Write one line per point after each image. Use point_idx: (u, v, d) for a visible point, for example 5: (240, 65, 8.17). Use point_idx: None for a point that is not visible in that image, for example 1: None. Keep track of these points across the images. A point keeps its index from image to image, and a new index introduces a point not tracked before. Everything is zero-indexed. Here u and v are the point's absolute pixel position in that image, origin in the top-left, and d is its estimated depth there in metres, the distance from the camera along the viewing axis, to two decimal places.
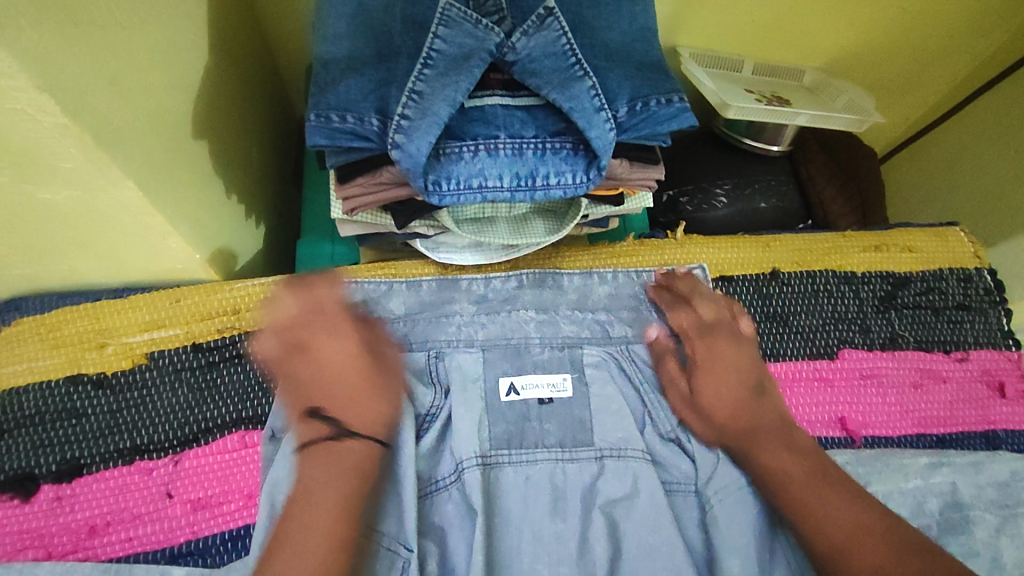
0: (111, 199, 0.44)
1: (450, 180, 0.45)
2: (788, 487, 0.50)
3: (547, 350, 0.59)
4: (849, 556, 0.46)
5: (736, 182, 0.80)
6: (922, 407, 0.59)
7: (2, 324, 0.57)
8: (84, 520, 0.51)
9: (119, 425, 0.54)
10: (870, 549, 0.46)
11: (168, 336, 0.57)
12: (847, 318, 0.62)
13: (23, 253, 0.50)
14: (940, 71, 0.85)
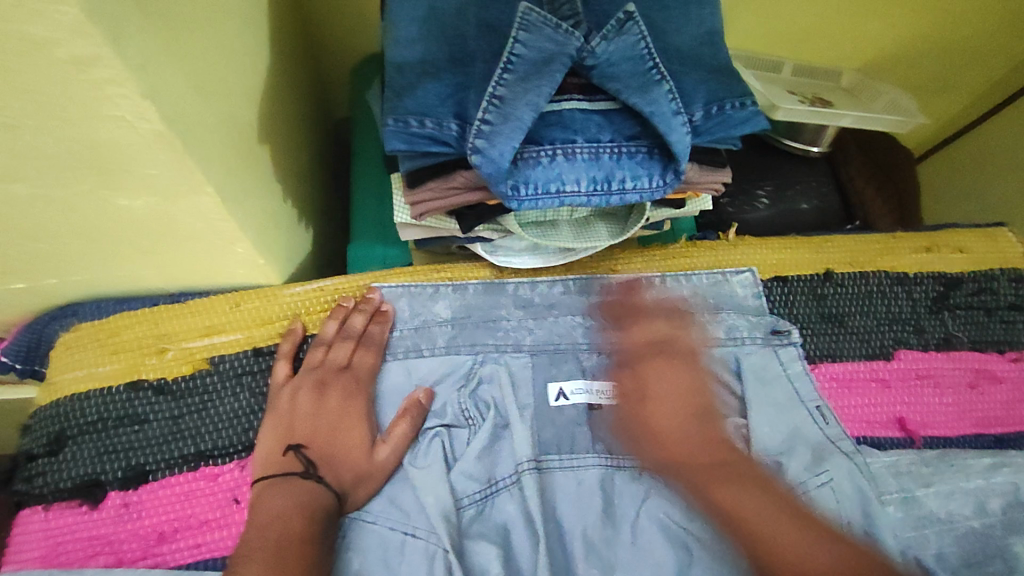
0: (188, 206, 0.43)
1: (528, 185, 0.44)
2: (772, 535, 0.48)
3: (595, 356, 0.59)
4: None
5: (777, 183, 0.81)
6: (978, 407, 0.60)
7: (61, 331, 0.55)
8: (152, 526, 0.49)
9: (182, 431, 0.52)
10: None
11: (228, 341, 0.55)
12: (902, 318, 0.62)
13: (89, 259, 0.49)
14: (977, 72, 0.85)
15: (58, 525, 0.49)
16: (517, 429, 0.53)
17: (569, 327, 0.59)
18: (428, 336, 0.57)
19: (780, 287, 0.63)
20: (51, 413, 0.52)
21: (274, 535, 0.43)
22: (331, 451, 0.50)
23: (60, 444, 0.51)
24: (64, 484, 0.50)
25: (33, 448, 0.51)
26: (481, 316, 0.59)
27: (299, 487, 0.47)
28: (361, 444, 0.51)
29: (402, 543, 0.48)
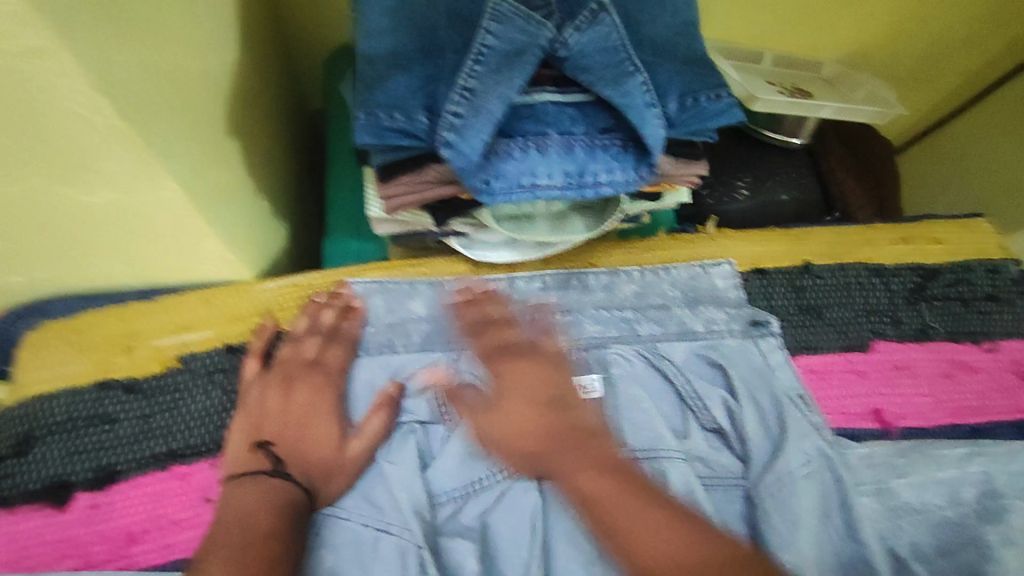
0: (152, 202, 0.42)
1: (500, 179, 0.44)
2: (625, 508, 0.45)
3: (573, 350, 0.58)
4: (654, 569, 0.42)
5: (757, 175, 0.80)
6: (955, 397, 0.60)
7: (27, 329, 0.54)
8: (122, 528, 0.48)
9: (152, 430, 0.51)
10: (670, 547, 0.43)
11: (200, 338, 0.54)
12: (879, 310, 0.62)
13: (53, 257, 0.48)
14: (957, 62, 0.85)
15: (25, 528, 0.47)
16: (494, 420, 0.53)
17: (552, 322, 0.59)
18: (402, 331, 0.57)
19: (759, 279, 0.63)
20: (15, 415, 0.51)
21: (241, 531, 0.43)
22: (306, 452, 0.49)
23: (26, 445, 0.50)
24: (31, 487, 0.48)
25: None
26: (459, 313, 0.58)
27: (265, 484, 0.46)
28: (334, 443, 0.50)
29: (375, 541, 0.47)
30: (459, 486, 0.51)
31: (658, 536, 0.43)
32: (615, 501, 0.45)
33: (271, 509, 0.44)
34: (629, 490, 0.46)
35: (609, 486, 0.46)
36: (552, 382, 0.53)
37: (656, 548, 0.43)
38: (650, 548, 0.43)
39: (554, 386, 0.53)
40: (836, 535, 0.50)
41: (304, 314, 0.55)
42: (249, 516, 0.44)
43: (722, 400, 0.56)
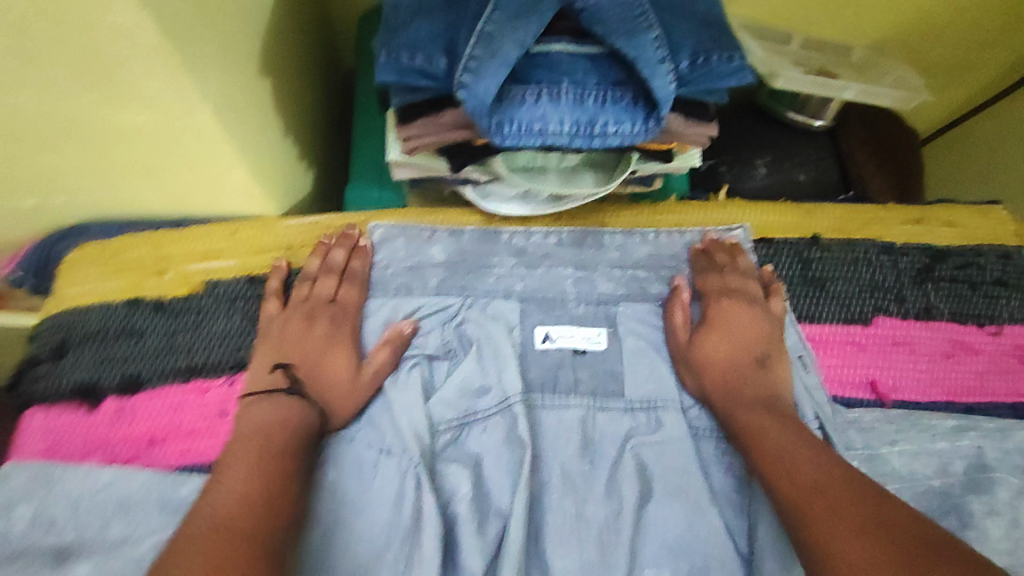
0: (187, 125, 0.46)
1: (512, 123, 0.46)
2: (770, 445, 0.49)
3: (583, 305, 0.59)
4: (798, 503, 0.45)
5: (776, 154, 0.81)
6: (952, 376, 0.60)
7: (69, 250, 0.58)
8: (145, 431, 0.52)
9: (176, 346, 0.54)
10: (816, 495, 0.44)
11: (225, 266, 0.57)
12: (884, 287, 0.63)
13: (94, 178, 0.52)
14: (991, 53, 0.84)
15: (59, 424, 0.52)
16: (505, 354, 0.55)
17: (567, 274, 0.60)
18: (420, 276, 0.59)
19: (765, 249, 0.64)
20: (55, 323, 0.55)
21: (256, 445, 0.45)
22: (315, 376, 0.52)
23: (64, 350, 0.54)
24: (65, 388, 0.53)
25: (38, 354, 0.54)
26: (474, 261, 0.60)
27: (280, 404, 0.49)
28: (342, 371, 0.53)
29: (376, 460, 0.50)
30: (458, 420, 0.53)
31: (798, 460, 0.47)
32: (781, 431, 0.50)
33: (284, 427, 0.47)
34: (786, 424, 0.50)
35: (780, 433, 0.49)
36: (752, 329, 0.57)
37: (790, 467, 0.47)
38: (786, 468, 0.47)
39: (758, 334, 0.57)
40: None
41: (323, 250, 0.58)
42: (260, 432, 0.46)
43: None
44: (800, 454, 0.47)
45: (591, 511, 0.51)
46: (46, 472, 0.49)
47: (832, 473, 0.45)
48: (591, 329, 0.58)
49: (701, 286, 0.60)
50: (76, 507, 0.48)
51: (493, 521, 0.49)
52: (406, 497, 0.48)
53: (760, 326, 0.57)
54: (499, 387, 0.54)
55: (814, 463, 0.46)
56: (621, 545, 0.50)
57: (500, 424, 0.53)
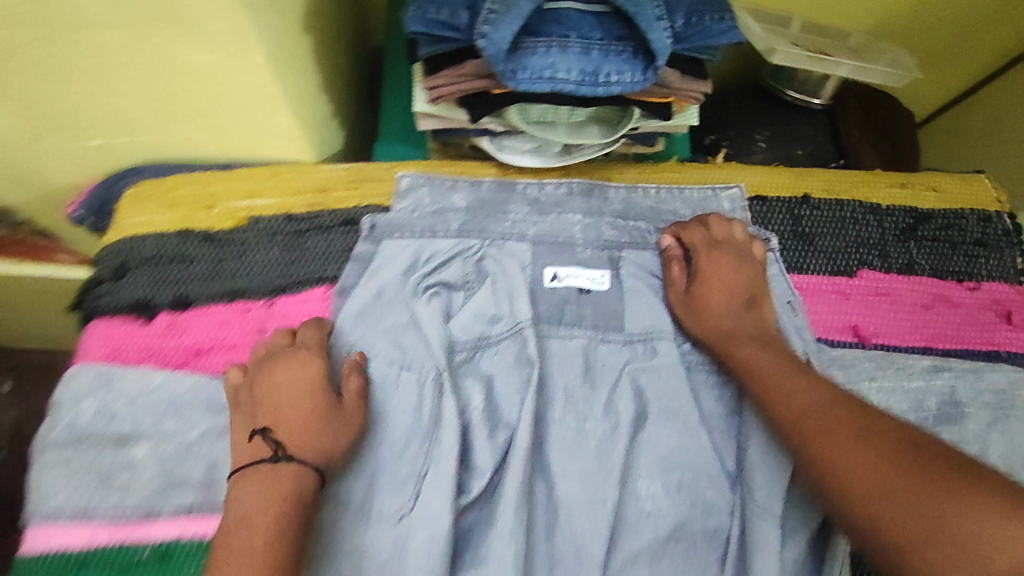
0: (242, 68, 0.52)
1: (526, 70, 0.51)
2: (766, 376, 0.53)
3: (590, 249, 0.64)
4: (801, 426, 0.49)
5: (776, 132, 0.85)
6: (931, 324, 0.65)
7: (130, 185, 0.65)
8: (193, 343, 0.59)
9: (222, 272, 0.61)
10: (819, 415, 0.48)
11: (265, 204, 0.63)
12: (869, 243, 0.68)
13: (156, 119, 0.59)
14: (982, 42, 0.88)
15: (119, 334, 0.59)
16: (517, 286, 0.60)
17: (578, 219, 0.65)
18: (442, 219, 0.63)
19: (760, 206, 0.69)
20: (116, 248, 0.62)
21: (255, 492, 0.46)
22: (294, 420, 0.49)
23: (123, 272, 0.61)
24: (124, 303, 0.60)
25: (101, 275, 0.61)
26: (491, 208, 0.66)
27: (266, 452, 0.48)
28: (322, 412, 0.50)
29: (397, 374, 0.56)
30: (474, 344, 0.58)
31: (796, 389, 0.51)
32: (775, 365, 0.53)
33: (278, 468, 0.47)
34: (781, 359, 0.54)
35: (772, 367, 0.53)
36: (739, 275, 0.61)
37: (788, 396, 0.51)
38: (785, 397, 0.51)
39: (744, 279, 0.61)
40: None
41: (355, 192, 0.65)
42: (261, 492, 0.45)
43: None
44: (792, 382, 0.52)
45: (591, 426, 0.56)
46: (107, 371, 0.57)
47: (830, 397, 0.49)
48: (596, 273, 0.63)
49: (687, 241, 0.64)
50: (135, 402, 0.56)
51: (503, 430, 0.55)
52: (425, 404, 0.54)
53: (744, 271, 0.62)
54: (511, 315, 0.60)
55: (812, 392, 0.50)
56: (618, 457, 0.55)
57: (514, 348, 0.58)
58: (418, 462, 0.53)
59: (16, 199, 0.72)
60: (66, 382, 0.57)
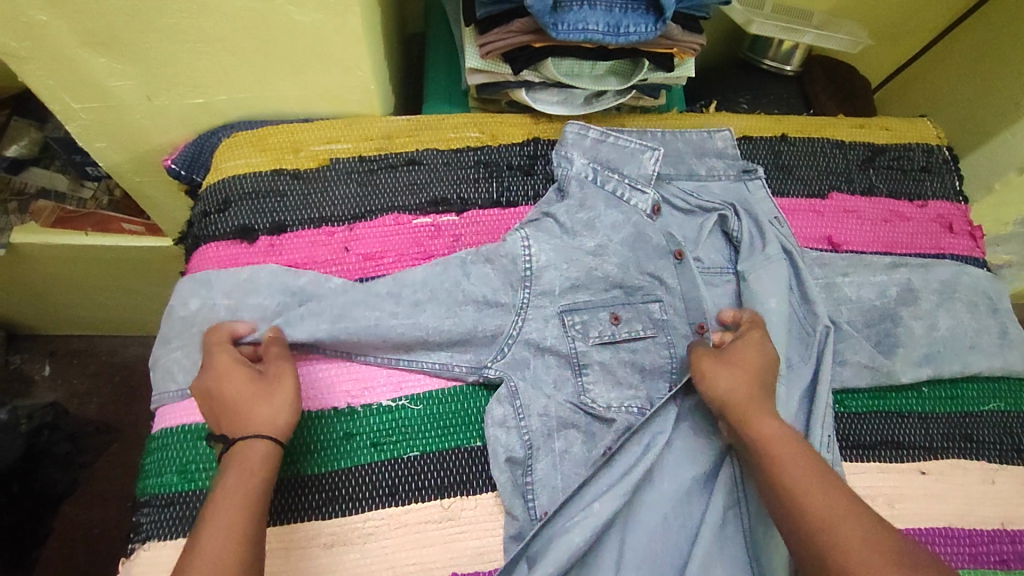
0: (340, 24, 0.66)
1: (564, 24, 0.66)
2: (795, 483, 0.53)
3: (601, 189, 0.75)
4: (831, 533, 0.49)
5: (755, 94, 1.01)
6: (891, 234, 0.79)
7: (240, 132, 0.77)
8: (290, 259, 0.71)
9: (310, 203, 0.73)
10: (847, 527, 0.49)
11: (343, 148, 0.77)
12: (836, 172, 0.82)
13: (257, 73, 0.72)
14: (922, 20, 1.04)
15: (226, 254, 0.71)
16: (562, 220, 0.71)
17: (629, 151, 0.76)
18: (568, 170, 0.76)
19: (746, 144, 0.83)
20: (218, 187, 0.74)
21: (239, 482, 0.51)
22: (241, 415, 0.56)
23: (227, 205, 0.73)
24: (228, 229, 0.72)
25: (206, 208, 0.73)
26: (579, 156, 0.76)
27: (244, 456, 0.53)
28: (261, 394, 0.57)
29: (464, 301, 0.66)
30: (562, 282, 0.69)
31: (816, 504, 0.51)
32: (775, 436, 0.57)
33: (252, 478, 0.52)
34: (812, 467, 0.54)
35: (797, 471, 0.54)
36: (761, 360, 0.63)
37: (808, 506, 0.51)
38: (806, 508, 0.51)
39: (762, 364, 0.63)
40: (797, 309, 0.71)
41: (414, 137, 0.79)
42: (242, 478, 0.52)
43: (720, 213, 0.76)
44: (798, 476, 0.53)
45: (631, 347, 0.69)
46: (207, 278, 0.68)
47: (846, 510, 0.50)
48: (632, 203, 0.75)
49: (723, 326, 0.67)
50: (230, 293, 0.67)
51: (591, 365, 0.67)
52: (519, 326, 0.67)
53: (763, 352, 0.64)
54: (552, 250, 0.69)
55: (828, 504, 0.51)
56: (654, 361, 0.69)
57: (593, 289, 0.70)
58: (486, 355, 0.67)
59: (117, 157, 0.86)
60: (179, 293, 0.68)
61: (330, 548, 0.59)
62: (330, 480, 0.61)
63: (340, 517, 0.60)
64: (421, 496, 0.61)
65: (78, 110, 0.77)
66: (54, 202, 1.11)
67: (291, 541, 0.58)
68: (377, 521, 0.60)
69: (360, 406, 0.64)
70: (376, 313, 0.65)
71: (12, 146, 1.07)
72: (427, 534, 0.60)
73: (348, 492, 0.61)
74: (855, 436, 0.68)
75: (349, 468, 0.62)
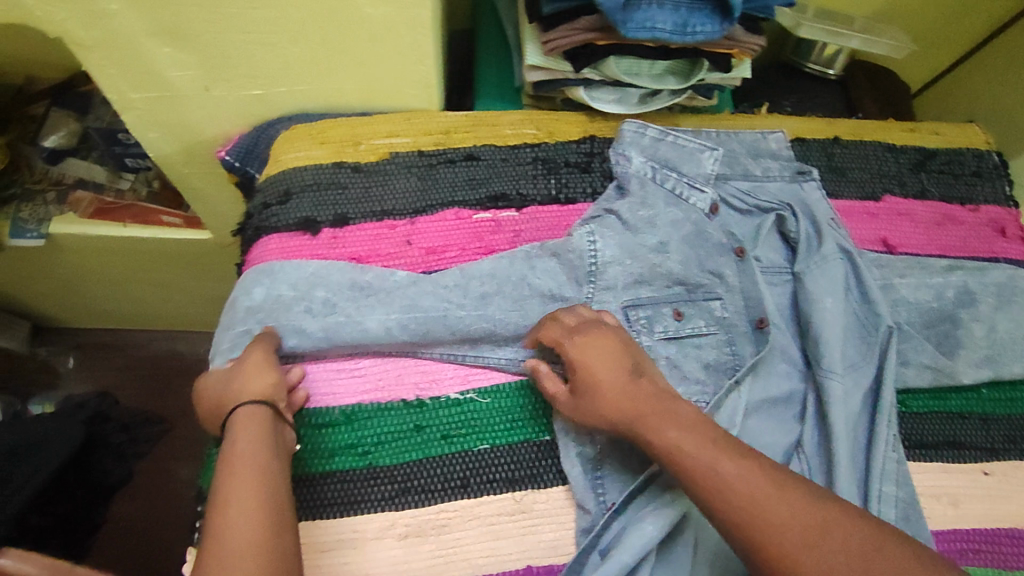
0: (411, 17, 0.66)
1: (633, 22, 0.65)
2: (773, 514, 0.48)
3: (660, 187, 0.75)
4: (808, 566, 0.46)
5: (798, 98, 1.01)
6: (945, 237, 0.80)
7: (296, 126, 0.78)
8: (352, 251, 0.71)
9: (371, 196, 0.74)
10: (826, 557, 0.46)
11: (402, 142, 0.77)
12: (889, 175, 0.83)
13: (321, 67, 0.72)
14: (963, 25, 1.04)
15: (289, 245, 0.70)
16: (623, 216, 0.72)
17: (687, 150, 0.76)
18: (624, 169, 0.76)
19: (799, 146, 0.84)
20: (279, 179, 0.74)
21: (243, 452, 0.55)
22: (229, 397, 0.61)
23: (288, 197, 0.73)
24: (291, 221, 0.71)
25: (267, 201, 0.73)
26: (636, 154, 0.76)
27: (240, 425, 0.58)
28: (235, 373, 0.62)
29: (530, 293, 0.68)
30: (625, 276, 0.71)
31: (801, 539, 0.47)
32: (679, 431, 0.55)
33: (253, 434, 0.57)
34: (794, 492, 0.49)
35: (776, 498, 0.49)
36: (611, 361, 0.61)
37: (792, 539, 0.47)
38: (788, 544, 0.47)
39: (615, 366, 0.61)
40: (857, 308, 0.71)
41: (472, 132, 0.79)
42: (239, 449, 0.56)
43: (778, 212, 0.77)
44: (774, 500, 0.49)
45: (695, 342, 0.70)
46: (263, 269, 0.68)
47: (850, 538, 0.46)
48: (690, 201, 0.75)
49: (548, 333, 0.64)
50: (295, 285, 0.67)
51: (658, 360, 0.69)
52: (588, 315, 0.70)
53: (613, 352, 0.61)
54: (619, 245, 0.71)
55: (820, 531, 0.47)
56: (715, 354, 0.70)
57: (655, 285, 0.71)
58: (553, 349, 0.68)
59: (167, 150, 0.85)
60: (244, 283, 0.68)
61: (405, 539, 0.60)
62: (404, 471, 0.63)
63: (415, 509, 0.61)
64: (493, 488, 0.63)
65: (135, 100, 0.76)
66: (92, 194, 1.11)
67: (369, 531, 0.60)
68: (450, 513, 0.61)
69: (430, 399, 0.66)
70: (445, 303, 0.66)
71: (52, 135, 1.09)
72: (503, 526, 0.61)
73: (421, 483, 0.62)
74: (919, 436, 0.69)
75: (421, 459, 0.63)
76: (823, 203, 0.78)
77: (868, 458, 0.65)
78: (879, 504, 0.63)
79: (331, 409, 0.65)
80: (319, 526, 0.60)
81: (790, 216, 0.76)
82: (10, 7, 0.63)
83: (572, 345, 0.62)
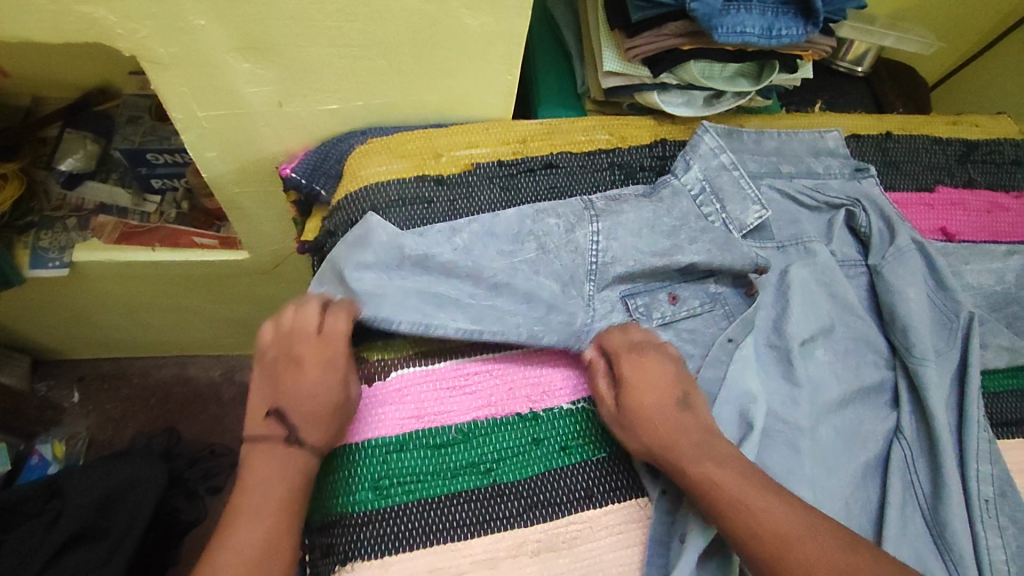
0: (505, 27, 0.66)
1: (723, 27, 0.66)
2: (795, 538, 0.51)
3: (731, 190, 0.75)
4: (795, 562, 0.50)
5: (832, 95, 1.05)
6: (996, 224, 0.84)
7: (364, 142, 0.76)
8: None
9: (457, 209, 0.73)
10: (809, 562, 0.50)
11: (483, 153, 0.76)
12: (939, 167, 0.87)
13: (404, 78, 0.71)
14: (973, 22, 1.11)
15: None
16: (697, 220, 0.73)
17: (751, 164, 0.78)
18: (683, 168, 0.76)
19: (854, 142, 0.87)
20: (361, 194, 0.71)
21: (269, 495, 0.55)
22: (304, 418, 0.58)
23: (374, 213, 0.70)
24: None
25: (352, 217, 0.70)
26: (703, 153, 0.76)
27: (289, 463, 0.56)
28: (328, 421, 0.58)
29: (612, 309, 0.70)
30: None
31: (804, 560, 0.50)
32: (718, 466, 0.56)
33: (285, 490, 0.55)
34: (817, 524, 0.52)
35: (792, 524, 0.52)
36: (668, 380, 0.62)
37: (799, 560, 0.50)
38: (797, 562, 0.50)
39: (670, 391, 0.62)
40: (932, 295, 0.75)
41: (547, 140, 0.79)
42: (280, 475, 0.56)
43: (846, 208, 0.79)
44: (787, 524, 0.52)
45: (691, 325, 0.72)
46: None
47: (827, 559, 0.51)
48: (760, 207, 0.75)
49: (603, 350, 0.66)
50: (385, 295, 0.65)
51: None
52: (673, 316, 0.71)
53: (669, 372, 0.63)
54: (698, 251, 0.71)
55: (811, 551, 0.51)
56: (709, 335, 0.71)
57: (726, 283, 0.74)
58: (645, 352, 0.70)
59: (220, 170, 0.81)
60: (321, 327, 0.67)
61: (538, 555, 0.60)
62: (527, 487, 0.62)
63: (544, 523, 0.61)
64: (618, 496, 0.63)
65: (201, 118, 0.73)
66: (116, 218, 1.05)
67: (503, 549, 0.59)
68: (579, 525, 0.61)
69: (542, 411, 0.66)
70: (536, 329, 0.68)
71: (68, 159, 1.00)
72: (631, 534, 0.61)
73: (546, 497, 0.62)
74: (999, 415, 0.72)
75: (543, 473, 0.63)
76: (886, 201, 0.80)
77: (962, 440, 0.68)
78: (977, 483, 0.66)
79: (446, 429, 0.64)
80: (451, 548, 0.59)
81: (859, 211, 0.79)
82: (88, 24, 0.60)
83: (626, 365, 0.63)
